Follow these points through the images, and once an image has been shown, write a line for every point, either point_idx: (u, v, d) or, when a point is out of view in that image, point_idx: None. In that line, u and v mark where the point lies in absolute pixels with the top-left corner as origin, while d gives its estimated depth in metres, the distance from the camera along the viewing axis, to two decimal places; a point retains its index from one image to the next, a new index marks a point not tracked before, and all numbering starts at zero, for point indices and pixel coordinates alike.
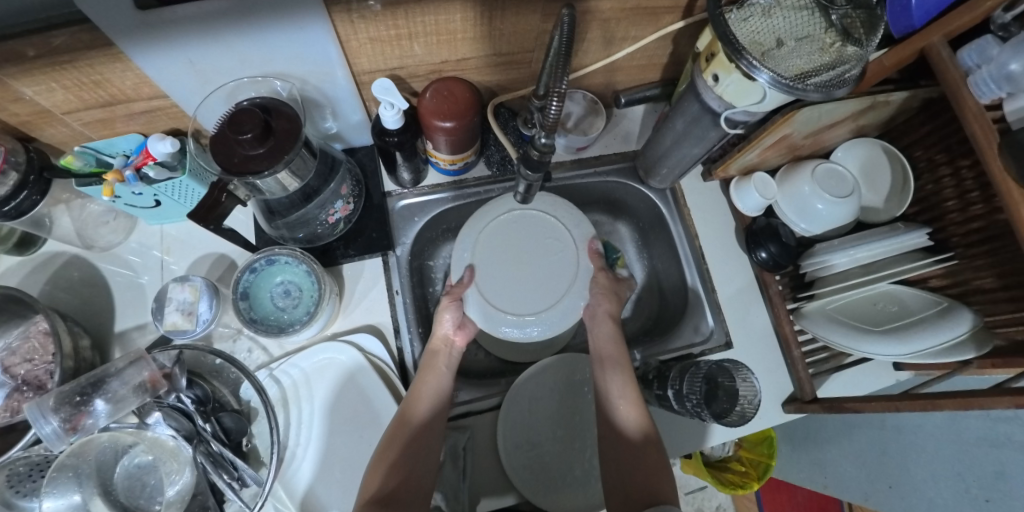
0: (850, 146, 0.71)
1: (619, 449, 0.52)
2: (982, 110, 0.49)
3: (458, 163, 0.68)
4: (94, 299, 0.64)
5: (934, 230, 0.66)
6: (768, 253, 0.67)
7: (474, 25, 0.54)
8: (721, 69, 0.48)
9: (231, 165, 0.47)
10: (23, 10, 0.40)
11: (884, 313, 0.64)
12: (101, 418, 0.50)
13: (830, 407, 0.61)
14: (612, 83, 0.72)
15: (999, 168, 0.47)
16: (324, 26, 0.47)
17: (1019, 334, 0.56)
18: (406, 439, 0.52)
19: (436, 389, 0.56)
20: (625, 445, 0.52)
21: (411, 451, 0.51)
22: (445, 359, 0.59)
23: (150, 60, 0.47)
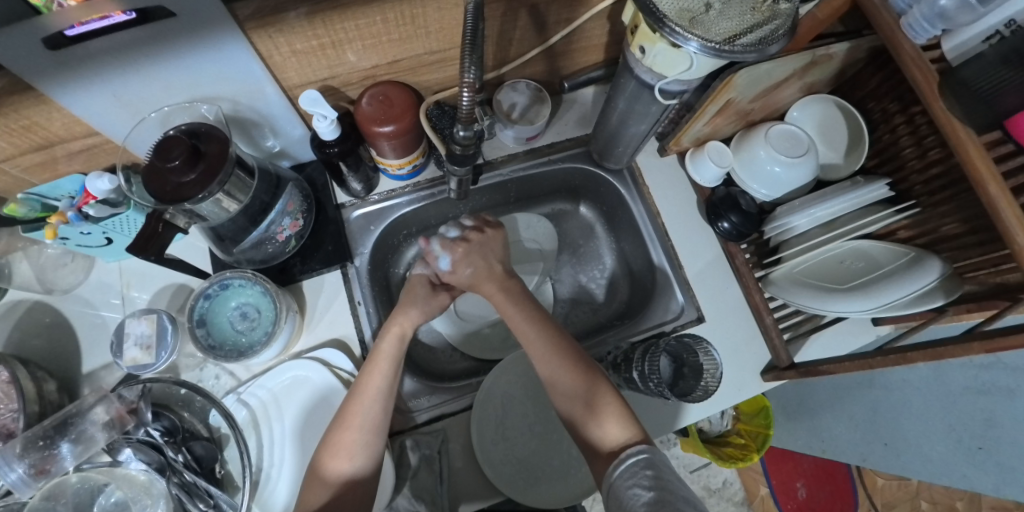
0: (803, 106, 0.70)
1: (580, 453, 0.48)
2: (920, 53, 0.48)
3: (407, 166, 0.67)
4: (58, 342, 0.64)
5: (895, 181, 0.65)
6: (729, 223, 0.66)
7: (397, 26, 0.53)
8: (646, 41, 0.47)
9: (164, 195, 0.46)
10: None
11: (852, 270, 0.63)
12: (68, 459, 0.50)
13: (806, 372, 0.60)
14: (556, 69, 0.72)
15: (941, 111, 0.46)
16: (240, 44, 0.47)
17: (991, 277, 0.54)
18: (334, 469, 0.48)
19: (374, 412, 0.50)
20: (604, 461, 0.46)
21: (358, 458, 0.48)
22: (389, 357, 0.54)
23: (72, 99, 0.47)
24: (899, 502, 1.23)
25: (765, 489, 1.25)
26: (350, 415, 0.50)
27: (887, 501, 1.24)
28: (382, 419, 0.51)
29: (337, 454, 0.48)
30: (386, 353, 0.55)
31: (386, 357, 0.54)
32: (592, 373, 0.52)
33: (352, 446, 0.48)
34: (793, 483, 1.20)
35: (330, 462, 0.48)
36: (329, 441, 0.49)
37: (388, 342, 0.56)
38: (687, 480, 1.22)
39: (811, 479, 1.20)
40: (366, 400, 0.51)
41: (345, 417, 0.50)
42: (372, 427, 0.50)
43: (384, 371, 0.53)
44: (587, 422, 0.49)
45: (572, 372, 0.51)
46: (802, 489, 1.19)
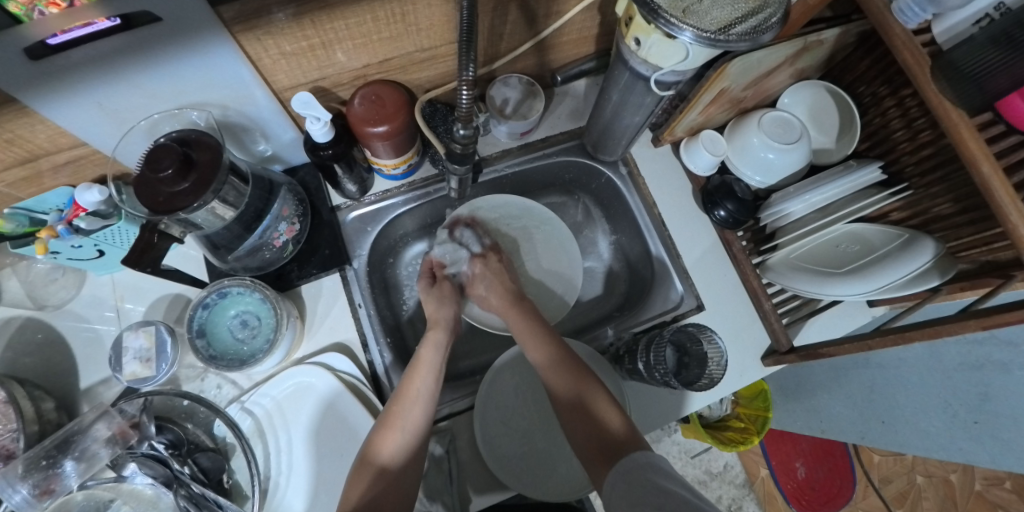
0: (794, 92, 0.70)
1: (592, 437, 0.49)
2: (911, 38, 0.48)
3: (401, 166, 0.66)
4: (54, 360, 0.62)
5: (886, 163, 0.66)
6: (725, 211, 0.66)
7: (387, 25, 0.53)
8: (641, 32, 0.47)
9: (157, 205, 0.45)
10: None
11: (847, 253, 0.63)
12: (73, 478, 0.50)
13: (806, 355, 0.61)
14: (547, 63, 0.71)
15: (933, 92, 0.46)
16: (229, 47, 0.46)
17: (984, 255, 0.55)
18: (385, 447, 0.50)
19: (427, 387, 0.55)
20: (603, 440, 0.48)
21: (406, 434, 0.51)
22: (433, 357, 0.59)
23: (58, 111, 0.46)
24: (895, 476, 1.27)
25: (765, 471, 1.26)
26: (394, 415, 0.52)
27: (884, 476, 1.27)
28: (432, 400, 0.55)
29: (393, 428, 0.51)
30: (428, 361, 0.58)
31: (426, 363, 0.58)
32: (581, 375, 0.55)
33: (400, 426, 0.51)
34: (792, 463, 1.23)
35: (381, 443, 0.50)
36: (383, 419, 0.52)
37: (427, 349, 0.59)
38: (688, 465, 1.24)
39: (809, 458, 1.24)
40: (410, 404, 0.53)
41: (400, 401, 0.53)
42: (425, 404, 0.54)
43: (426, 374, 0.57)
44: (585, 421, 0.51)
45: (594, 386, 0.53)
46: (801, 468, 1.23)
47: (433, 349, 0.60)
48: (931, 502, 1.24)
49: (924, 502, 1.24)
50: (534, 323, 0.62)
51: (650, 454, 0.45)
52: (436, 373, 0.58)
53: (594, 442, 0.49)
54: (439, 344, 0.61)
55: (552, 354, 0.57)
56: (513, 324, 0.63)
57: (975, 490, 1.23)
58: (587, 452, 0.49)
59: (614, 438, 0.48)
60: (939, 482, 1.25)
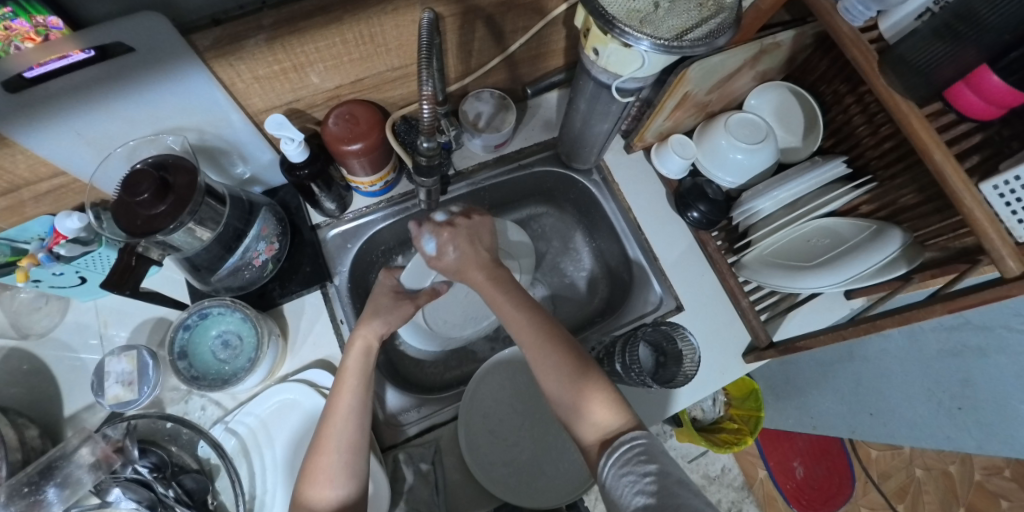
0: (759, 94, 0.72)
1: (583, 426, 0.47)
2: (857, 35, 0.50)
3: (379, 183, 0.68)
4: (37, 388, 0.62)
5: (852, 158, 0.67)
6: (698, 212, 0.68)
7: (357, 46, 0.55)
8: (599, 43, 0.49)
9: (136, 228, 0.46)
10: None
11: (819, 247, 0.64)
12: (55, 505, 0.50)
13: (785, 349, 0.62)
14: (517, 77, 0.73)
15: (884, 88, 0.48)
16: (202, 72, 0.48)
17: (951, 242, 0.55)
18: (317, 494, 0.45)
19: (358, 400, 0.51)
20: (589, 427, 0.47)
21: (340, 480, 0.46)
22: (359, 364, 0.54)
23: (35, 140, 0.47)
24: (894, 471, 1.27)
25: (763, 472, 1.25)
26: (325, 438, 0.48)
27: (883, 471, 1.27)
28: (364, 415, 0.51)
29: (322, 459, 0.47)
30: (344, 403, 0.50)
31: (352, 373, 0.53)
32: (580, 370, 0.51)
33: (331, 464, 0.46)
34: (789, 463, 1.23)
35: (311, 487, 0.45)
36: (308, 467, 0.47)
37: (354, 357, 0.54)
38: (685, 470, 1.23)
39: (806, 456, 1.24)
40: (334, 435, 0.48)
41: (328, 417, 0.49)
42: (354, 422, 0.49)
43: (352, 389, 0.52)
44: (579, 410, 0.48)
45: (568, 368, 0.50)
46: (799, 468, 1.22)
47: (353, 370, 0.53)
48: (932, 495, 1.24)
49: (924, 497, 1.24)
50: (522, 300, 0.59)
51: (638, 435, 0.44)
52: (363, 388, 0.52)
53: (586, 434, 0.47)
54: (371, 351, 0.56)
55: (548, 336, 0.54)
56: (494, 298, 0.60)
57: (975, 481, 1.23)
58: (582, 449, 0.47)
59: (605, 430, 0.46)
60: (938, 475, 1.25)
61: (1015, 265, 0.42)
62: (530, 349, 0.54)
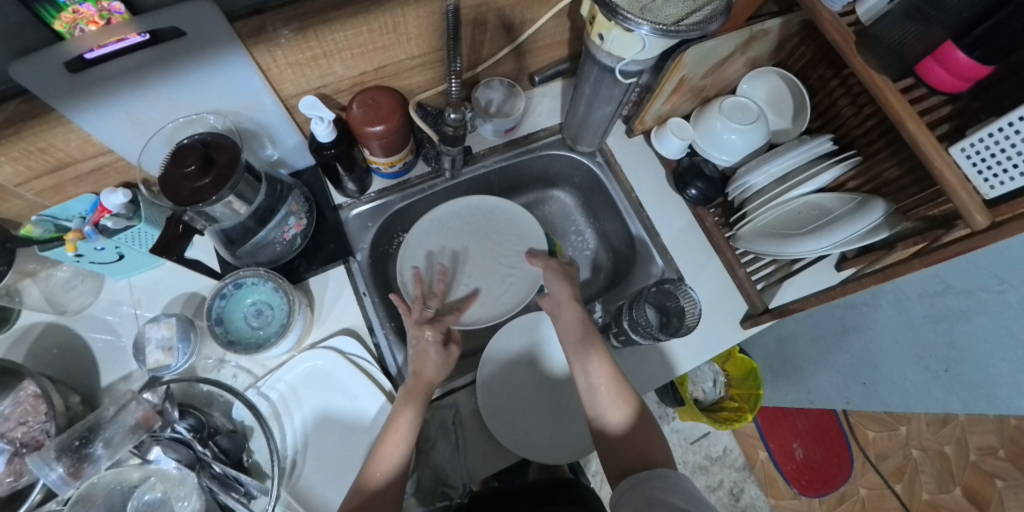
0: (751, 79, 0.77)
1: (620, 425, 0.55)
2: (837, 19, 0.55)
3: (396, 164, 0.71)
4: (75, 361, 0.66)
5: (838, 137, 0.73)
6: (697, 190, 0.72)
7: (382, 34, 0.59)
8: (604, 29, 0.54)
9: (181, 200, 0.50)
10: None
11: (810, 218, 0.69)
12: (101, 461, 0.53)
13: (780, 313, 0.66)
14: (525, 67, 0.78)
15: (861, 64, 0.54)
16: (243, 57, 0.52)
17: (930, 211, 0.59)
18: (375, 473, 0.52)
19: (414, 416, 0.55)
20: (630, 436, 0.54)
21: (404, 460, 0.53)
22: (432, 376, 0.60)
23: (90, 119, 0.51)
24: (891, 451, 1.31)
25: (764, 454, 1.28)
26: (386, 444, 0.53)
27: (880, 452, 1.31)
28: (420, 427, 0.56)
29: (388, 449, 0.53)
30: (410, 408, 0.56)
31: (421, 388, 0.58)
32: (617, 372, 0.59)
33: (396, 447, 0.53)
34: (789, 445, 1.27)
35: (373, 468, 0.52)
36: (377, 445, 0.54)
37: (427, 371, 0.60)
38: (688, 452, 1.26)
39: (806, 439, 1.28)
40: (398, 434, 0.54)
41: (388, 432, 0.54)
42: (411, 432, 0.54)
43: (416, 404, 0.56)
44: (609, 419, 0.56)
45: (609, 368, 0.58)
46: (798, 450, 1.27)
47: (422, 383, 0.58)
48: (929, 476, 1.27)
49: (922, 477, 1.27)
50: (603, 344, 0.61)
51: (673, 472, 0.50)
52: (423, 407, 0.57)
53: (616, 447, 0.54)
54: (427, 361, 0.61)
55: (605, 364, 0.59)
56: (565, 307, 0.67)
57: (970, 461, 1.23)
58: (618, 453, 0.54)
59: (636, 442, 0.53)
60: (935, 455, 1.27)
61: (981, 219, 0.47)
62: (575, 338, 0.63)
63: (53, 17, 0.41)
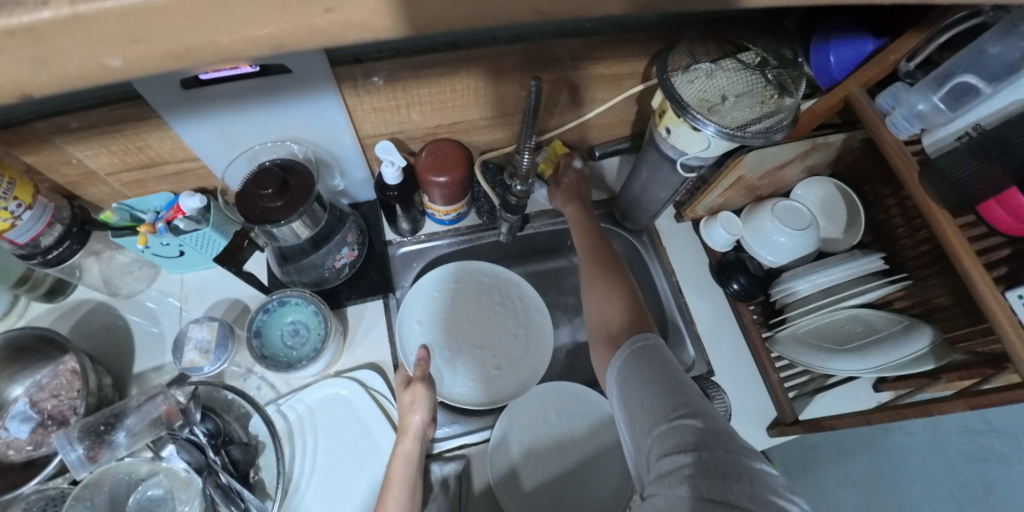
0: (806, 184, 0.79)
1: (602, 284, 0.62)
2: (902, 147, 0.55)
3: (451, 213, 0.74)
4: (115, 343, 0.69)
5: (890, 255, 0.72)
6: (738, 284, 0.73)
7: (462, 95, 0.64)
8: (671, 123, 0.57)
9: (252, 216, 0.54)
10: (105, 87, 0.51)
11: (852, 333, 0.68)
12: (118, 449, 0.55)
13: (810, 426, 0.63)
14: (587, 139, 0.82)
15: (920, 194, 0.53)
16: (335, 98, 0.57)
17: (977, 346, 0.57)
18: None
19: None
20: (617, 293, 0.60)
21: None
22: (405, 471, 0.55)
23: (187, 130, 0.56)
24: None
25: None
26: None
27: None
28: None
29: None
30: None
31: (397, 483, 0.54)
32: (605, 253, 0.67)
33: None
34: None
35: None
36: None
37: (402, 449, 0.56)
38: None
39: None
40: None
41: None
42: None
43: (397, 498, 0.53)
44: (600, 304, 0.60)
45: (600, 257, 0.66)
46: None
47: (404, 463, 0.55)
48: None
49: None
50: (591, 233, 0.70)
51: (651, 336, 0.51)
52: (407, 491, 0.54)
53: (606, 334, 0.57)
54: (415, 448, 0.57)
55: (593, 245, 0.68)
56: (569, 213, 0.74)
57: None
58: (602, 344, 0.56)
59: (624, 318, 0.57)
60: None
61: None
62: (575, 225, 0.72)
63: None
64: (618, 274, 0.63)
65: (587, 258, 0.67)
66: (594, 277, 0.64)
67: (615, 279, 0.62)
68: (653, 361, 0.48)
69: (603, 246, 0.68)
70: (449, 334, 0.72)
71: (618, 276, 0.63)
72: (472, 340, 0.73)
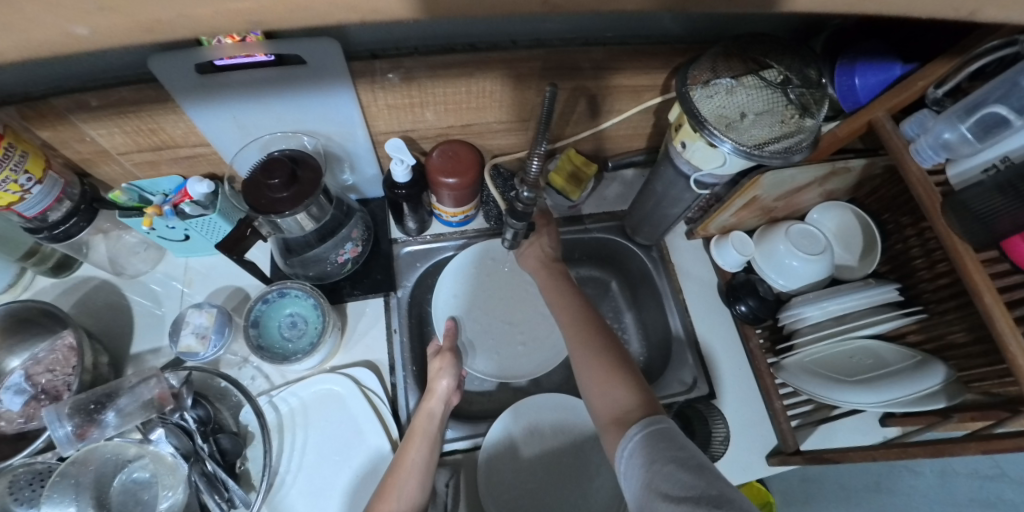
0: (823, 209, 0.77)
1: (591, 361, 0.59)
2: (925, 176, 0.54)
3: (460, 215, 0.74)
4: (115, 322, 0.69)
5: (904, 287, 0.69)
6: (747, 306, 0.71)
7: (477, 97, 0.63)
8: (687, 137, 0.55)
9: (259, 206, 0.53)
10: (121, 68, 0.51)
11: (861, 366, 0.66)
12: (108, 428, 0.55)
13: (811, 458, 0.62)
14: (602, 150, 0.81)
15: (943, 226, 0.52)
16: (350, 93, 0.57)
17: (996, 389, 0.56)
18: None
19: (423, 456, 0.55)
20: (609, 375, 0.57)
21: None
22: (429, 425, 0.58)
23: (201, 115, 0.56)
24: None
25: None
26: (390, 488, 0.52)
27: None
28: (428, 473, 0.55)
29: (395, 486, 0.52)
30: (416, 459, 0.55)
31: (422, 430, 0.58)
32: (591, 323, 0.63)
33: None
34: None
35: None
36: (381, 490, 0.52)
37: (422, 418, 0.59)
38: None
39: None
40: (405, 474, 0.53)
41: (396, 471, 0.53)
42: (421, 474, 0.54)
43: (420, 445, 0.56)
44: (593, 389, 0.57)
45: (589, 335, 0.62)
46: None
47: (429, 417, 0.59)
48: None
49: None
50: (571, 295, 0.67)
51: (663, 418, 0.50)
52: (432, 440, 0.57)
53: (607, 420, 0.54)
54: (439, 409, 0.60)
55: (580, 319, 0.64)
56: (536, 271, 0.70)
57: None
58: (605, 420, 0.55)
59: (621, 397, 0.55)
60: None
61: None
62: (554, 301, 0.67)
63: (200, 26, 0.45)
64: (604, 349, 0.60)
65: (571, 329, 0.63)
66: (585, 357, 0.60)
67: (603, 352, 0.60)
68: (667, 445, 0.46)
69: (591, 316, 0.64)
70: (482, 309, 0.76)
71: (608, 348, 0.60)
72: (503, 316, 0.77)
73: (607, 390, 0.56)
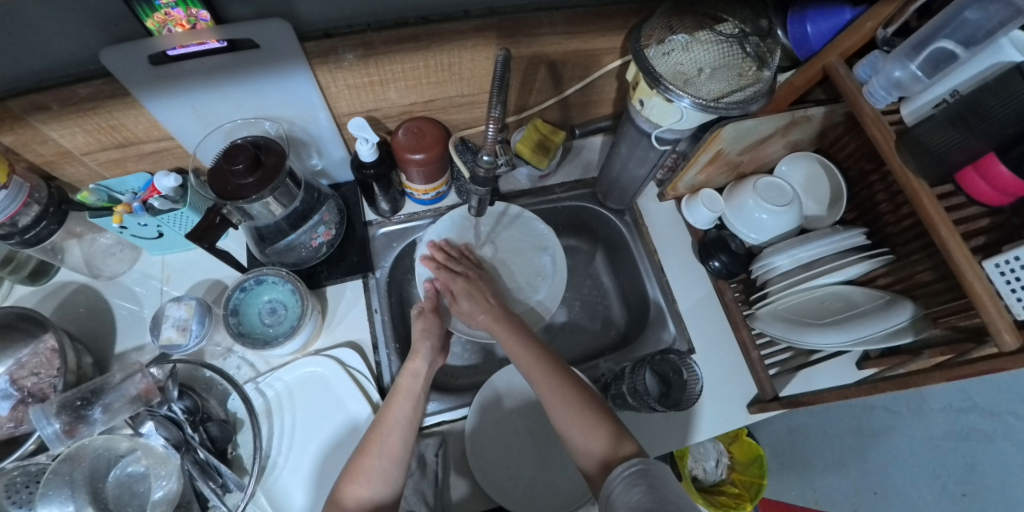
0: (790, 161, 0.77)
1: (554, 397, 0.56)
2: (878, 115, 0.54)
3: (431, 192, 0.74)
4: (96, 324, 0.69)
5: (872, 232, 0.71)
6: (720, 262, 0.73)
7: (435, 71, 0.63)
8: (644, 95, 0.56)
9: (225, 192, 0.53)
10: (71, 65, 0.50)
11: (832, 309, 0.67)
12: (96, 424, 0.54)
13: (789, 403, 0.63)
14: (568, 118, 0.82)
15: (898, 164, 0.52)
16: (307, 75, 0.57)
17: (960, 321, 0.56)
18: (361, 480, 0.49)
19: (405, 414, 0.56)
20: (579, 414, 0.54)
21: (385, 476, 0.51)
22: (413, 384, 0.59)
23: (160, 107, 0.56)
24: None
25: None
26: (371, 442, 0.53)
27: None
28: (410, 428, 0.55)
29: (376, 441, 0.53)
30: (399, 418, 0.55)
31: (407, 391, 0.58)
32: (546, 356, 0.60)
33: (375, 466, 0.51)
34: None
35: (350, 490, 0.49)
36: (363, 445, 0.53)
37: (406, 377, 0.59)
38: None
39: None
40: (387, 430, 0.54)
41: (379, 427, 0.54)
42: (403, 431, 0.54)
43: (404, 405, 0.56)
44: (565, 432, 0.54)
45: (547, 372, 0.58)
46: None
47: (413, 378, 0.60)
48: None
49: None
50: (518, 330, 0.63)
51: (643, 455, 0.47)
52: (416, 401, 0.58)
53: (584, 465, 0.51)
54: (424, 370, 0.61)
55: (532, 352, 0.60)
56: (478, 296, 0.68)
57: None
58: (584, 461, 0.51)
59: (594, 436, 0.52)
60: None
61: (1010, 340, 0.44)
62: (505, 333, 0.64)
63: (147, 15, 0.44)
64: (568, 383, 0.57)
65: (532, 364, 0.59)
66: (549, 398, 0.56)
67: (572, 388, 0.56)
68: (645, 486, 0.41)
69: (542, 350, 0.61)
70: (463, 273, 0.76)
71: (568, 380, 0.57)
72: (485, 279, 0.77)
73: (578, 430, 0.53)
